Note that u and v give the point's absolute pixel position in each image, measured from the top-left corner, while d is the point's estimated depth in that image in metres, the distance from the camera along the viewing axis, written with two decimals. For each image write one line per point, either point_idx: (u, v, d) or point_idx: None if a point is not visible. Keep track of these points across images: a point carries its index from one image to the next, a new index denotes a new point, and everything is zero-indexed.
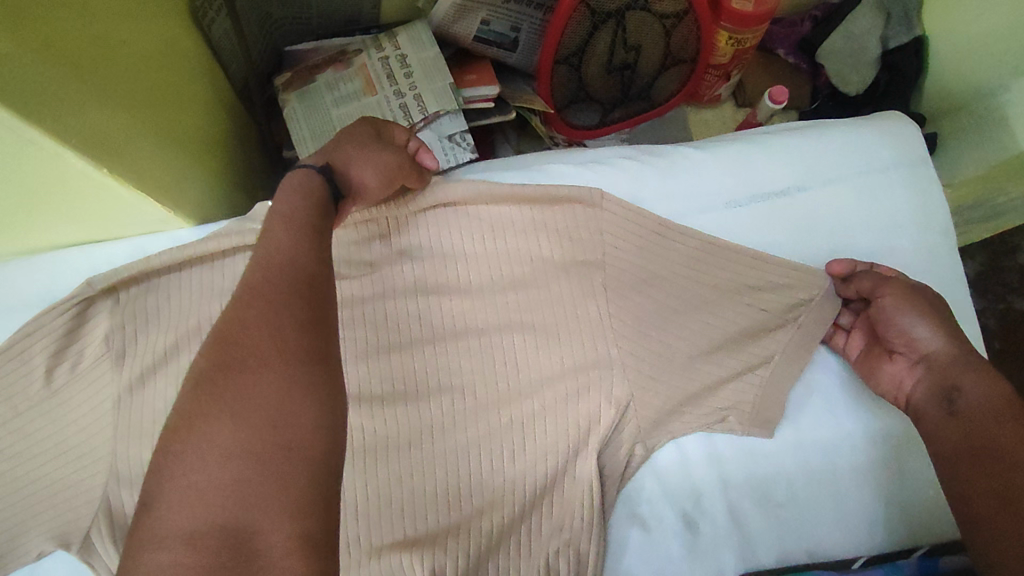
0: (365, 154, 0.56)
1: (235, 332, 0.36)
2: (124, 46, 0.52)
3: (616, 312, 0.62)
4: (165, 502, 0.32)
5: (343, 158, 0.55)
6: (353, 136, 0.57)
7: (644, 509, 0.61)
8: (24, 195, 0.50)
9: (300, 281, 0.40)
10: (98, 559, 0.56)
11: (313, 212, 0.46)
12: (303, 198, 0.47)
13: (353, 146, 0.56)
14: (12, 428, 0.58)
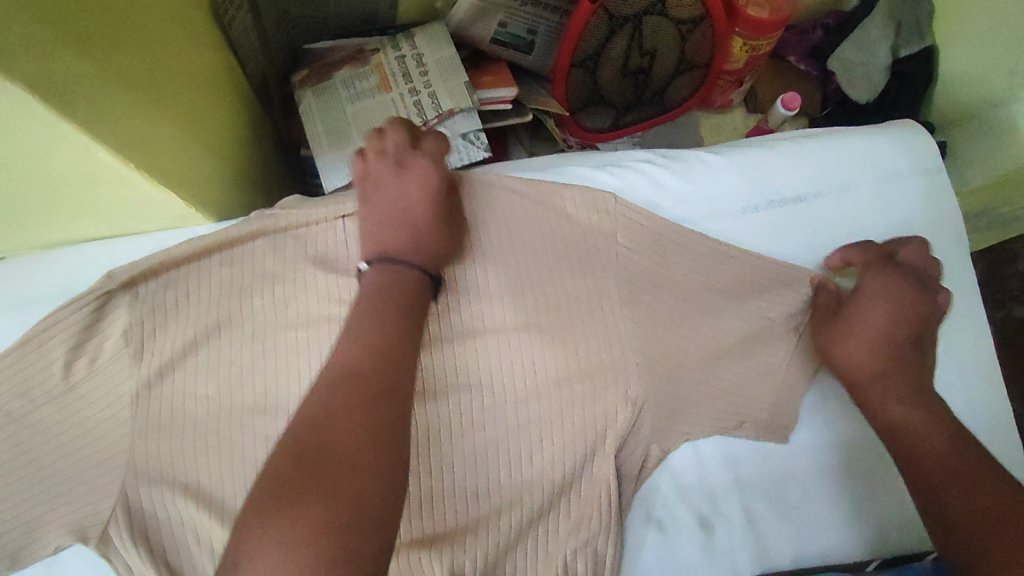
0: (453, 240, 0.59)
1: (334, 408, 0.42)
2: (151, 42, 0.52)
3: (632, 313, 0.63)
4: (252, 550, 0.36)
5: (439, 252, 0.57)
6: (427, 205, 0.58)
7: (660, 509, 0.61)
8: (51, 186, 0.51)
9: (391, 368, 0.46)
10: (116, 554, 0.56)
11: (403, 290, 0.51)
12: (395, 272, 0.52)
13: (438, 231, 0.57)
14: (29, 421, 0.58)
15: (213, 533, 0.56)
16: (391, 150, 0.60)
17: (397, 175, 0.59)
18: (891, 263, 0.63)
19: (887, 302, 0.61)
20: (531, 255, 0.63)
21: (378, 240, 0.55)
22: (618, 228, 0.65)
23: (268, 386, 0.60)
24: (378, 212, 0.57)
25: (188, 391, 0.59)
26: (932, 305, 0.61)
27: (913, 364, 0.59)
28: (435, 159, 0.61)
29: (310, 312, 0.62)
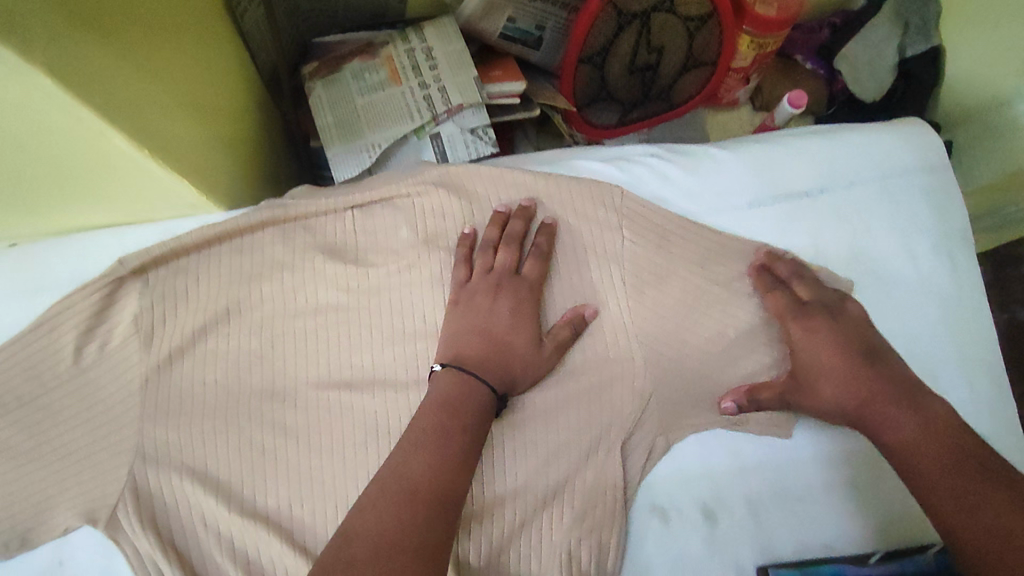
0: (542, 367, 0.58)
1: (387, 518, 0.44)
2: (163, 31, 0.53)
3: (636, 306, 0.64)
4: None
5: (520, 375, 0.57)
6: (518, 330, 0.58)
7: (664, 500, 0.61)
8: (66, 171, 0.51)
9: (444, 481, 0.47)
10: (124, 535, 0.56)
11: (471, 403, 0.53)
12: (465, 381, 0.54)
13: (525, 357, 0.58)
14: (42, 403, 0.59)
15: (220, 519, 0.57)
16: (496, 268, 0.61)
17: (494, 298, 0.59)
18: (801, 309, 0.61)
19: (822, 345, 0.59)
20: (543, 242, 0.62)
21: (453, 343, 0.57)
22: (624, 223, 0.65)
23: (277, 373, 0.61)
24: (463, 319, 0.58)
25: (198, 378, 0.60)
26: (851, 330, 0.59)
27: (879, 393, 0.56)
28: (535, 281, 0.61)
29: (319, 300, 0.63)
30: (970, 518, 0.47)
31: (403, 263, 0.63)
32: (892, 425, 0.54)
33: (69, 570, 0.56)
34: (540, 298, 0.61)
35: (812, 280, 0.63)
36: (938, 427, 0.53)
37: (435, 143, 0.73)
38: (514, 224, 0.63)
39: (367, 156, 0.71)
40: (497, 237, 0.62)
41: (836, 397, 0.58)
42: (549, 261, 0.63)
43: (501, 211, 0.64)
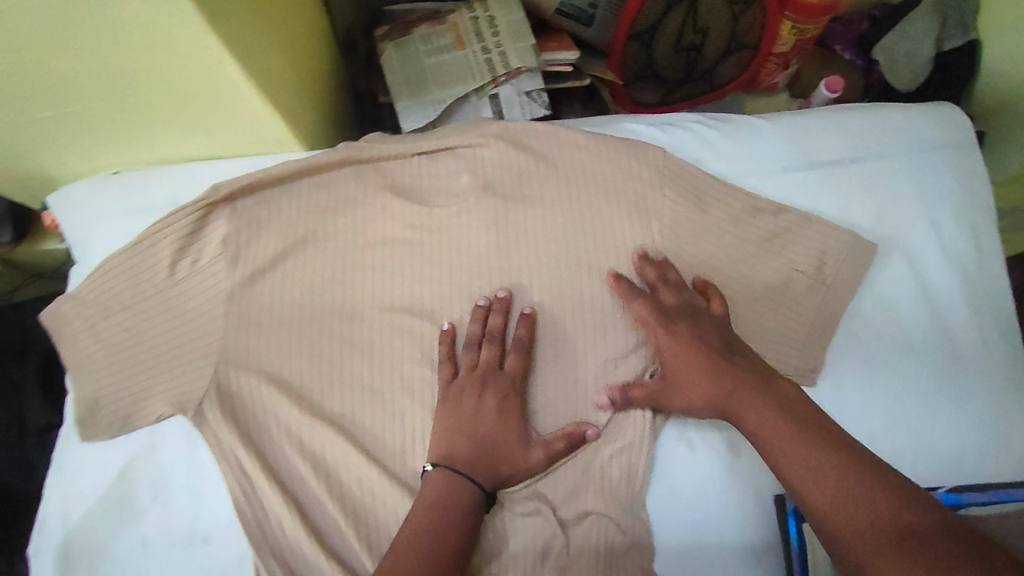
0: (530, 468, 0.62)
1: None
2: None
3: (674, 257, 0.69)
4: None
5: (509, 470, 0.61)
6: (506, 428, 0.62)
7: (692, 432, 0.66)
8: (182, 94, 0.59)
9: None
10: (208, 425, 0.64)
11: (462, 503, 0.58)
12: (456, 482, 0.58)
13: (513, 457, 0.61)
14: (139, 309, 0.67)
15: (291, 419, 0.64)
16: (481, 366, 0.64)
17: (479, 398, 0.62)
18: (667, 315, 0.64)
19: (686, 346, 0.62)
20: (526, 323, 0.65)
21: (443, 442, 0.61)
22: (665, 181, 0.71)
23: (344, 299, 0.68)
24: (449, 420, 0.62)
25: (277, 294, 0.68)
26: (708, 332, 0.63)
27: (735, 378, 0.59)
28: (518, 377, 0.64)
29: (386, 235, 0.70)
30: (835, 502, 0.50)
31: (462, 205, 0.70)
32: (755, 411, 0.57)
33: (160, 453, 0.65)
34: (523, 392, 0.64)
35: (674, 285, 0.66)
36: (795, 412, 0.56)
37: (494, 103, 0.80)
38: (493, 319, 0.65)
39: (431, 111, 0.77)
40: (480, 334, 0.65)
41: (704, 391, 0.60)
42: (530, 353, 0.66)
43: (482, 303, 0.66)
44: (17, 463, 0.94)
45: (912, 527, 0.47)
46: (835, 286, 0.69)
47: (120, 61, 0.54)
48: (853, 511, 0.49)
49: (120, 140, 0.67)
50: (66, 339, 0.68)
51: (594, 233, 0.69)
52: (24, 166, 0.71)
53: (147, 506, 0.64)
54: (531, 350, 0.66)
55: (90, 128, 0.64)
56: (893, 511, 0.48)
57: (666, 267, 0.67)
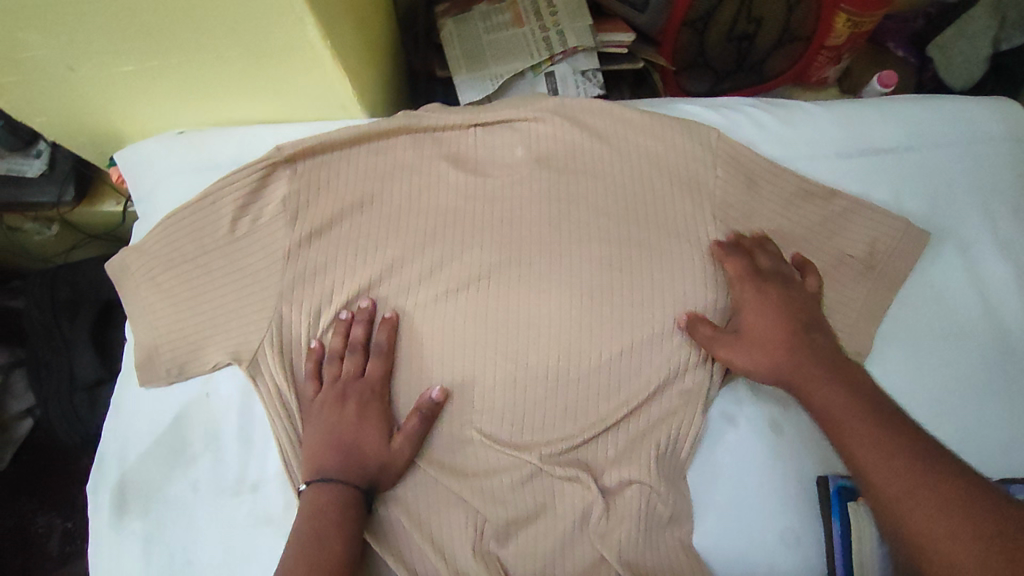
0: (397, 461, 0.64)
1: None
2: None
3: (727, 237, 0.69)
4: None
5: (378, 473, 0.63)
6: (364, 430, 0.64)
7: (735, 409, 0.68)
8: (258, 51, 0.62)
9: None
10: (264, 375, 0.66)
11: (340, 507, 0.60)
12: (322, 490, 0.60)
13: (375, 454, 0.64)
14: (199, 261, 0.69)
15: (342, 376, 0.66)
16: (342, 376, 0.66)
17: (340, 409, 0.65)
18: (760, 275, 0.66)
19: (774, 306, 0.65)
20: (387, 328, 0.67)
21: (312, 460, 0.63)
22: (718, 161, 0.71)
23: (394, 264, 0.69)
24: (314, 434, 0.64)
25: (331, 254, 0.69)
26: (798, 304, 0.65)
27: (806, 361, 0.62)
28: (377, 382, 0.67)
29: (438, 202, 0.71)
30: (903, 483, 0.51)
31: (515, 176, 0.71)
32: (828, 395, 0.59)
33: (214, 402, 0.67)
34: (383, 397, 0.67)
35: (773, 255, 0.67)
36: (868, 401, 0.58)
37: (549, 81, 0.80)
38: (355, 330, 0.67)
39: (489, 85, 0.79)
40: (342, 345, 0.67)
41: (773, 358, 0.63)
42: (390, 356, 0.68)
43: (344, 316, 0.68)
44: (66, 414, 1.01)
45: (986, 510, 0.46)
46: (888, 274, 0.69)
47: (206, 15, 0.56)
48: (923, 506, 0.49)
49: (192, 97, 0.70)
50: (128, 288, 0.70)
51: (643, 210, 0.70)
52: (96, 118, 0.73)
53: (200, 452, 0.66)
54: (392, 354, 0.68)
55: (166, 82, 0.67)
56: (961, 493, 0.48)
57: (763, 242, 0.68)
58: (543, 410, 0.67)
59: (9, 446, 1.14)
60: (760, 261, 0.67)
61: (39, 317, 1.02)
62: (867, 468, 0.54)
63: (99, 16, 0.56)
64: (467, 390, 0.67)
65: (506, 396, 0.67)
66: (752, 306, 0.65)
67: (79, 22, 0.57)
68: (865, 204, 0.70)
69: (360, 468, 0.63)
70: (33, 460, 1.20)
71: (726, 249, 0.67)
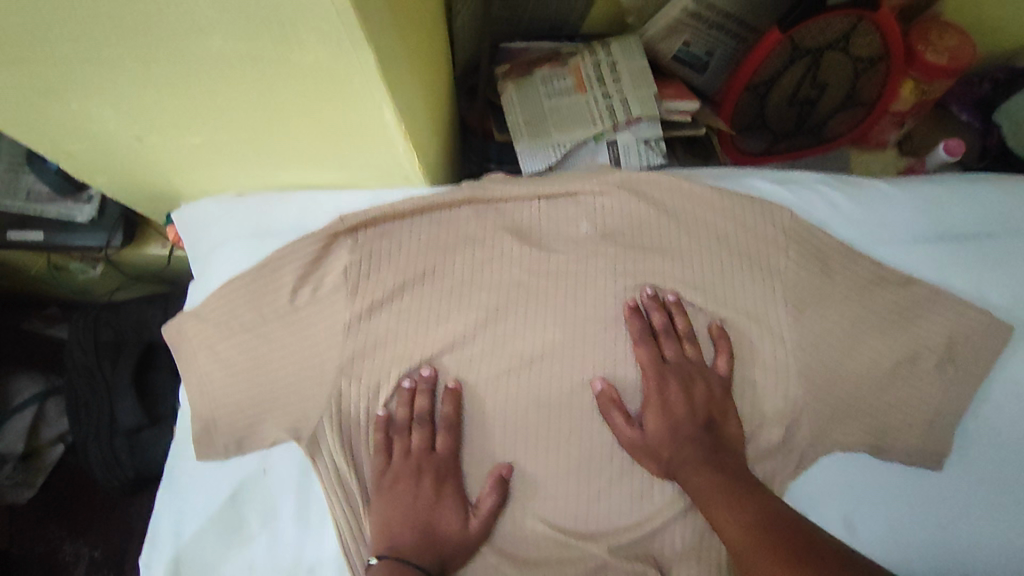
0: (470, 539, 0.64)
1: None
2: (414, 15, 0.60)
3: (801, 326, 0.67)
4: None
5: (450, 553, 0.64)
6: (441, 509, 0.64)
7: (806, 504, 0.65)
8: (326, 128, 0.60)
9: None
10: (322, 456, 0.65)
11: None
12: (399, 567, 0.59)
13: (450, 534, 0.64)
14: (257, 331, 0.68)
15: (405, 454, 0.66)
16: (414, 450, 0.66)
17: (416, 484, 0.65)
18: (662, 367, 0.65)
19: (680, 407, 0.63)
20: (450, 400, 0.66)
21: (385, 532, 0.63)
22: (790, 243, 0.68)
23: (455, 341, 0.68)
24: (392, 509, 0.64)
25: (390, 329, 0.68)
26: (699, 402, 0.64)
27: (695, 444, 0.62)
28: (449, 459, 0.66)
29: (501, 277, 0.69)
30: (750, 534, 0.53)
31: (582, 253, 0.70)
32: (701, 470, 0.60)
33: (270, 478, 0.67)
34: (457, 472, 0.67)
35: (679, 336, 0.67)
36: (731, 471, 0.60)
37: (612, 149, 0.79)
38: (420, 401, 0.66)
39: (552, 154, 0.78)
40: (409, 417, 0.67)
41: (669, 443, 0.63)
42: (458, 429, 0.67)
43: (408, 384, 0.67)
44: (111, 458, 1.02)
45: (808, 545, 0.50)
46: (968, 367, 0.66)
47: (276, 94, 0.55)
48: (762, 544, 0.51)
49: (255, 165, 0.69)
50: (185, 355, 0.69)
51: (711, 296, 0.68)
52: (159, 179, 0.73)
53: (256, 531, 0.66)
54: (459, 427, 0.67)
55: (232, 152, 0.66)
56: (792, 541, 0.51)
57: (674, 313, 0.67)
58: (606, 500, 0.65)
59: (43, 470, 1.14)
60: (665, 351, 0.66)
61: (82, 357, 1.02)
62: (725, 524, 0.56)
63: (174, 96, 0.55)
64: (528, 476, 0.66)
65: (567, 484, 0.66)
66: (652, 401, 0.64)
67: (152, 99, 0.56)
68: (946, 293, 0.67)
69: (426, 550, 0.62)
70: (66, 497, 1.18)
71: (647, 334, 0.66)
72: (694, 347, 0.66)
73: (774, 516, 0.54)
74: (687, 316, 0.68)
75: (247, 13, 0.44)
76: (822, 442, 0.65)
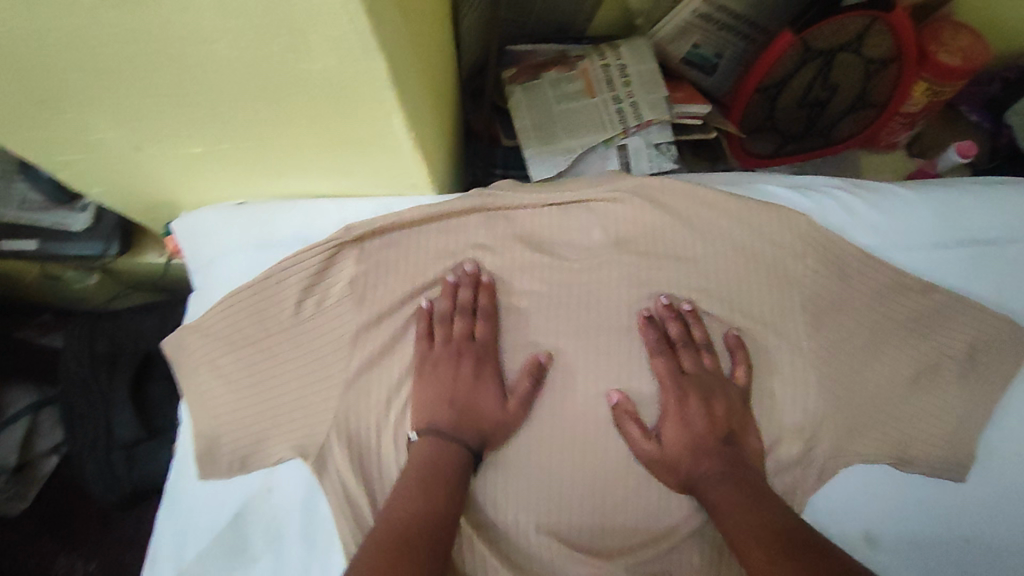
0: (509, 419, 0.63)
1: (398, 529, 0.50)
2: (422, 17, 0.58)
3: (819, 334, 0.65)
4: None
5: (491, 431, 0.63)
6: (482, 388, 0.63)
7: (828, 519, 0.64)
8: (330, 134, 0.58)
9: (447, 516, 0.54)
10: (329, 475, 0.63)
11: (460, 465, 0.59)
12: (441, 447, 0.59)
13: (490, 417, 0.62)
14: (263, 345, 0.66)
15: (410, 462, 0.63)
16: (454, 338, 0.65)
17: (457, 366, 0.63)
18: (681, 380, 0.63)
19: (698, 421, 0.62)
20: (487, 293, 0.66)
21: (424, 412, 0.62)
22: (808, 249, 0.67)
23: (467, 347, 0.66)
24: (431, 388, 0.63)
25: (398, 338, 0.66)
26: (719, 416, 0.62)
27: (716, 458, 0.60)
28: (488, 345, 0.65)
29: (513, 285, 0.68)
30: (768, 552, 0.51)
31: (595, 262, 0.68)
32: (721, 489, 0.58)
33: (276, 497, 0.65)
34: (496, 357, 0.65)
35: (696, 347, 0.65)
36: (753, 489, 0.58)
37: (622, 154, 0.77)
38: (462, 293, 0.66)
39: (561, 159, 0.77)
40: (450, 308, 0.66)
41: (687, 460, 0.61)
42: (496, 320, 0.66)
43: (451, 279, 0.66)
44: (104, 471, 0.99)
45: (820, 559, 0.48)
46: (989, 376, 0.65)
47: (279, 100, 0.53)
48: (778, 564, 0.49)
49: (258, 174, 0.67)
50: (187, 370, 0.67)
51: (726, 303, 0.66)
52: (157, 189, 0.71)
53: (260, 553, 0.64)
54: (497, 318, 0.67)
55: (233, 160, 0.64)
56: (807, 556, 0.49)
57: (691, 323, 0.65)
58: (623, 512, 0.64)
59: (37, 483, 1.11)
60: (682, 363, 0.64)
61: (77, 368, 0.99)
62: (741, 544, 0.53)
63: (173, 104, 0.53)
64: (544, 485, 0.64)
65: (582, 497, 0.64)
66: (670, 411, 0.62)
67: (151, 108, 0.54)
68: (967, 300, 0.66)
69: (468, 430, 0.61)
70: (58, 516, 1.15)
71: (665, 344, 0.64)
72: (713, 359, 0.64)
73: (793, 534, 0.52)
74: (703, 326, 0.66)
75: (255, 21, 0.42)
76: (843, 453, 0.64)
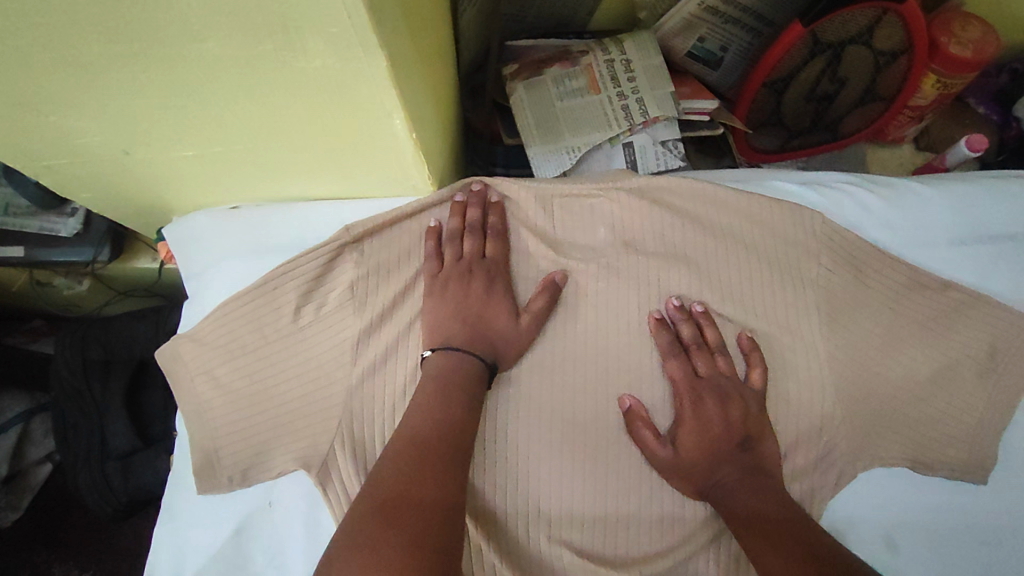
0: (520, 338, 0.62)
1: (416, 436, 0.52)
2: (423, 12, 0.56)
3: (834, 335, 0.64)
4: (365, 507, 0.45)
5: (503, 348, 0.61)
6: (493, 304, 0.62)
7: (845, 523, 0.62)
8: (328, 134, 0.56)
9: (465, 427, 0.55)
10: (333, 485, 0.61)
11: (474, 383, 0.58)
12: (455, 361, 0.58)
13: (504, 333, 0.61)
14: (260, 353, 0.64)
15: None
16: (464, 256, 0.63)
17: (467, 284, 0.62)
18: (697, 383, 0.61)
19: (715, 423, 0.60)
20: (497, 212, 0.66)
21: (437, 330, 0.61)
22: (821, 249, 0.65)
23: None
24: (441, 305, 0.62)
25: (398, 340, 0.63)
26: (736, 418, 0.60)
27: (732, 461, 0.59)
28: (501, 262, 0.64)
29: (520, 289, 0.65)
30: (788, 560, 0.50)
31: (602, 262, 0.65)
32: (738, 499, 0.56)
33: (277, 510, 0.63)
34: (507, 276, 0.64)
35: (710, 347, 0.63)
36: (771, 496, 0.56)
37: (628, 151, 0.75)
38: (471, 213, 0.65)
39: (566, 158, 0.74)
40: (461, 227, 0.64)
41: (701, 464, 0.59)
42: (505, 239, 0.66)
43: (459, 199, 0.66)
44: (99, 483, 0.96)
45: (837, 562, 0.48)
46: (1008, 376, 0.64)
47: (274, 100, 0.50)
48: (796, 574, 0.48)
49: (252, 177, 0.65)
50: (181, 381, 0.65)
51: (738, 302, 0.65)
52: (147, 193, 0.68)
53: (262, 569, 0.62)
54: (508, 237, 0.66)
55: (226, 163, 0.62)
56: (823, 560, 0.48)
57: (704, 325, 0.63)
58: (637, 518, 0.62)
59: (28, 492, 1.06)
60: (696, 365, 0.62)
61: (68, 377, 0.97)
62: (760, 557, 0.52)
63: (161, 105, 0.51)
64: (556, 488, 0.62)
65: (596, 503, 0.62)
66: (685, 414, 0.60)
67: (136, 109, 0.51)
68: (985, 299, 0.64)
69: (481, 348, 0.60)
70: (51, 530, 1.13)
71: (677, 346, 0.63)
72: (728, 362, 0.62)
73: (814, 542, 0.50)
74: (716, 327, 0.64)
75: (247, 19, 0.40)
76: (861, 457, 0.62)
